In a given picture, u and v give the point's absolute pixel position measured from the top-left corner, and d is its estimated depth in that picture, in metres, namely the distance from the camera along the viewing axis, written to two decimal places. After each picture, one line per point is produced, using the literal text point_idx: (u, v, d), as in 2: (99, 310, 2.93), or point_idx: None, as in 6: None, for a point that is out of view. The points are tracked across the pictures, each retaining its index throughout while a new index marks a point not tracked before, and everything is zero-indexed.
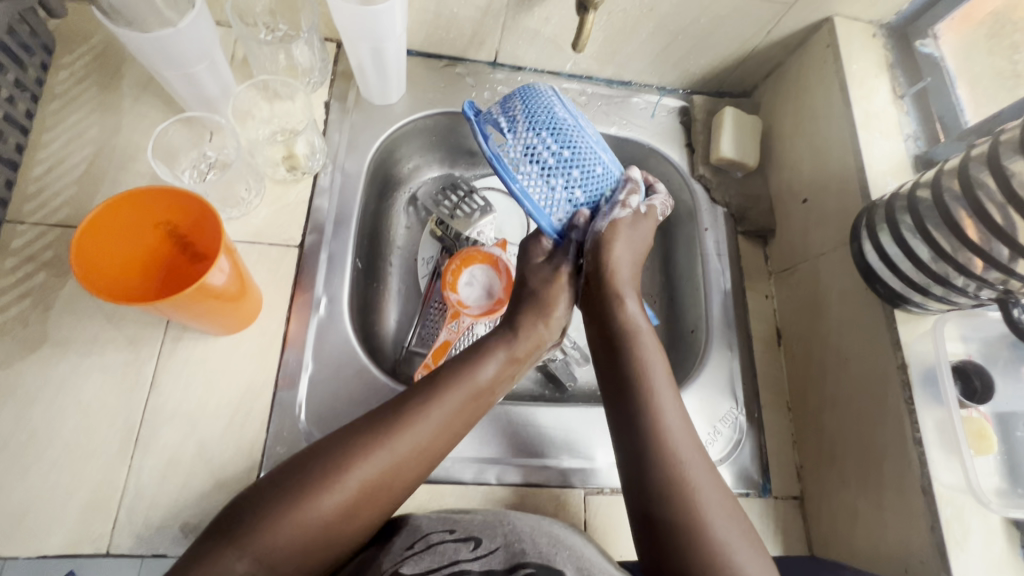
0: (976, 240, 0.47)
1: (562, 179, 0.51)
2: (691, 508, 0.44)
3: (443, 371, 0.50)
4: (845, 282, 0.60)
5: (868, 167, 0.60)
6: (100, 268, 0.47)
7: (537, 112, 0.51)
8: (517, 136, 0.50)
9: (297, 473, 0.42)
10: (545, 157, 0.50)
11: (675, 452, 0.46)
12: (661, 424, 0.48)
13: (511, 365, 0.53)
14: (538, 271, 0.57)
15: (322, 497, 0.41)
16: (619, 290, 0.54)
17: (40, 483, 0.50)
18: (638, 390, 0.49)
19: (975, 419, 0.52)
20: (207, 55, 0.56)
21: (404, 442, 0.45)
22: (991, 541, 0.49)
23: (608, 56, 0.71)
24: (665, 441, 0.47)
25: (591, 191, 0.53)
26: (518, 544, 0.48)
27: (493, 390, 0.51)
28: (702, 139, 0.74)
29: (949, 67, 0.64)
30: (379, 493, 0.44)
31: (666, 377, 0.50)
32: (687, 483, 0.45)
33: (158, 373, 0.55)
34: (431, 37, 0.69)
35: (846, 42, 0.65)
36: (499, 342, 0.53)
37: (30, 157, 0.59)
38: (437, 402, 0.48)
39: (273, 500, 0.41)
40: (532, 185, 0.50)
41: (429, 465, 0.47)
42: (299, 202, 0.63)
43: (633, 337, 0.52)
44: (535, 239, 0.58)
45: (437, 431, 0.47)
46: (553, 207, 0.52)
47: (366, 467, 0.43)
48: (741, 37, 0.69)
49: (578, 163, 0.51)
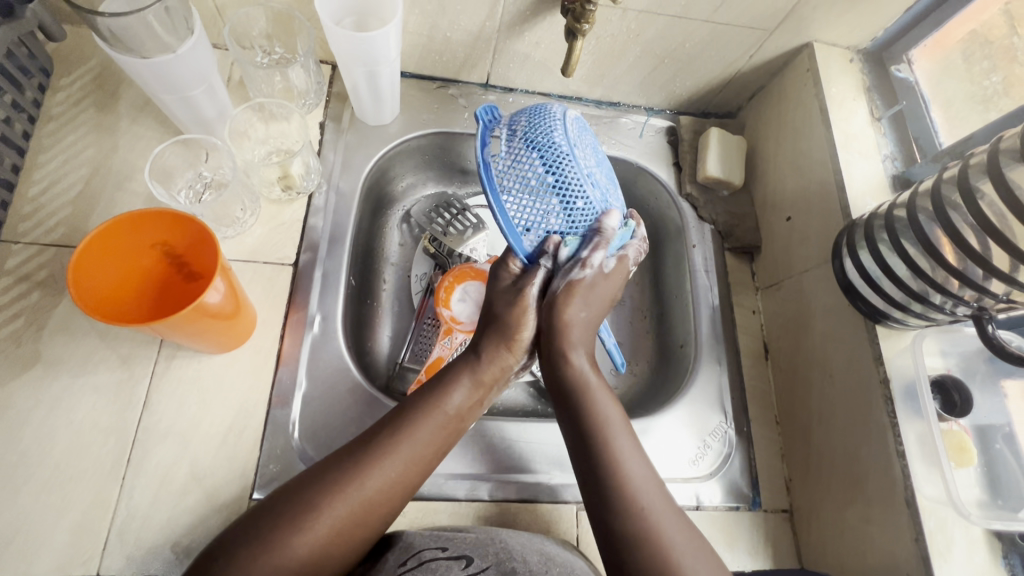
0: (951, 261, 0.49)
1: (541, 201, 0.49)
2: (658, 559, 0.44)
3: (408, 406, 0.50)
4: (828, 299, 0.62)
5: (848, 186, 0.62)
6: (95, 289, 0.47)
7: (537, 132, 0.50)
8: (512, 150, 0.50)
9: (268, 516, 0.43)
10: (529, 176, 0.49)
11: (639, 507, 0.46)
12: (624, 479, 0.48)
13: (478, 391, 0.52)
14: (504, 296, 0.54)
15: (293, 540, 0.42)
16: (567, 347, 0.52)
17: (30, 505, 0.50)
18: (595, 442, 0.49)
19: (955, 432, 0.53)
20: (205, 78, 0.57)
21: (376, 478, 0.46)
22: (973, 552, 0.50)
23: (597, 78, 0.73)
24: (622, 485, 0.47)
25: (571, 223, 0.51)
26: (509, 562, 0.48)
27: (464, 417, 0.52)
28: (688, 159, 0.76)
29: (922, 92, 0.67)
30: (350, 533, 0.44)
31: (624, 433, 0.50)
32: (650, 522, 0.46)
33: (151, 392, 0.55)
34: (425, 59, 0.71)
35: (825, 67, 0.68)
36: (464, 368, 0.53)
37: (26, 177, 0.60)
38: (405, 438, 0.48)
39: (248, 542, 0.42)
40: (508, 199, 0.49)
41: (401, 497, 0.47)
42: (293, 221, 0.64)
43: (586, 390, 0.52)
44: (502, 263, 0.54)
45: (406, 464, 0.47)
46: (526, 228, 0.50)
47: (337, 509, 0.44)
48: (724, 61, 0.71)
49: (562, 190, 0.49)
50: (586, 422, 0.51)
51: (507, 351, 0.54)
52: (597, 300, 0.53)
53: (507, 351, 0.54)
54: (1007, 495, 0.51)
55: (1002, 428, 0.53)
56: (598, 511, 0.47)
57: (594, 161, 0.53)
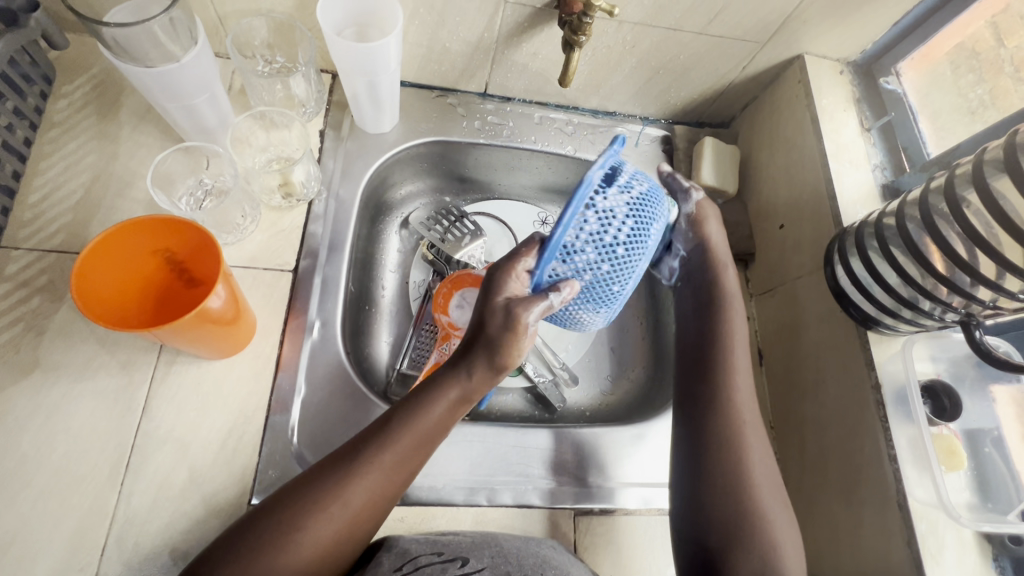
0: (940, 269, 0.50)
1: (593, 257, 0.50)
2: (739, 438, 0.52)
3: (393, 418, 0.48)
4: (821, 305, 0.63)
5: (839, 196, 0.63)
6: (97, 295, 0.48)
7: (642, 209, 0.51)
8: (608, 198, 0.49)
9: (252, 534, 0.43)
10: (605, 234, 0.49)
11: (738, 395, 0.55)
12: (732, 372, 0.56)
13: (460, 406, 0.50)
14: (495, 313, 0.48)
15: (276, 559, 0.42)
16: (719, 261, 0.63)
17: (28, 511, 0.50)
18: (719, 340, 0.58)
19: (945, 436, 0.54)
20: (208, 87, 0.58)
21: (356, 496, 0.44)
22: (964, 554, 0.51)
23: (594, 88, 0.75)
24: (732, 375, 0.56)
25: (588, 289, 0.52)
26: (504, 565, 0.49)
27: (447, 425, 0.49)
28: (684, 167, 0.78)
29: (910, 103, 0.69)
30: (333, 549, 0.44)
31: (744, 341, 0.59)
32: (745, 430, 0.53)
33: (150, 398, 0.55)
34: (424, 69, 0.72)
35: (816, 79, 0.69)
36: (450, 379, 0.49)
37: (27, 184, 0.60)
38: (386, 451, 0.46)
39: (235, 559, 0.42)
40: (577, 233, 0.49)
41: (383, 509, 0.46)
42: (293, 227, 0.64)
43: (725, 309, 0.60)
44: (504, 270, 0.49)
45: (386, 478, 0.46)
46: (564, 258, 0.50)
47: (319, 528, 0.43)
48: (718, 72, 0.73)
49: (615, 265, 0.51)
50: (712, 344, 0.58)
51: (496, 372, 0.49)
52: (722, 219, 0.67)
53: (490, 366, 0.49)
54: (997, 498, 0.52)
55: (991, 432, 0.54)
56: (698, 420, 0.54)
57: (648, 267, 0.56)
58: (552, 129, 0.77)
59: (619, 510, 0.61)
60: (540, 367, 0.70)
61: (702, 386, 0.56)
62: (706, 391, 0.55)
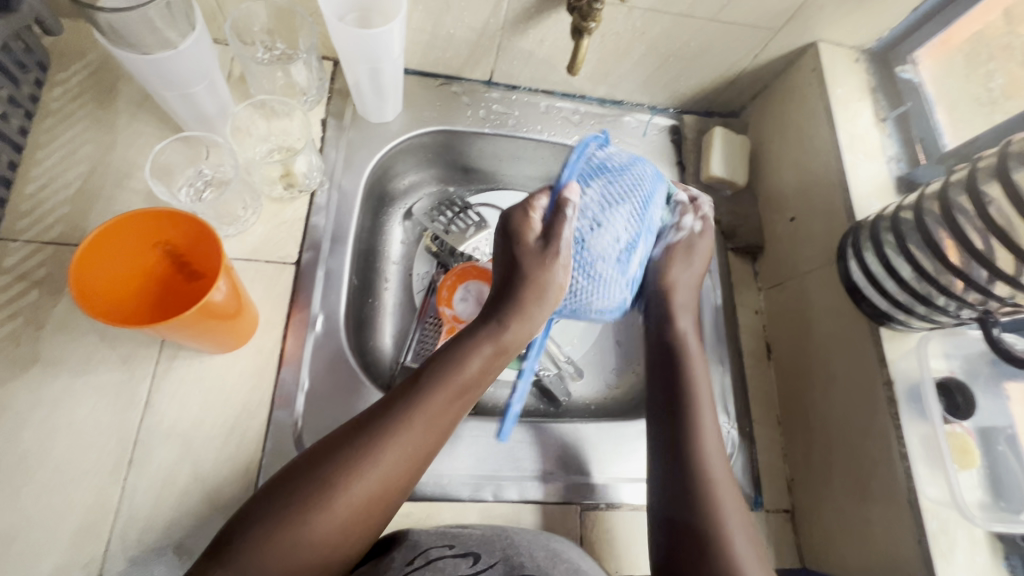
0: (956, 263, 0.49)
1: (592, 219, 0.51)
2: (715, 532, 0.45)
3: (425, 373, 0.48)
4: (832, 300, 0.62)
5: (853, 187, 0.62)
6: (96, 290, 0.46)
7: (627, 175, 0.53)
8: (603, 155, 0.54)
9: (282, 495, 0.42)
10: (592, 201, 0.51)
11: (706, 468, 0.48)
12: (700, 446, 0.49)
13: (495, 359, 0.50)
14: (534, 256, 0.50)
15: (315, 515, 0.41)
16: (672, 308, 0.56)
17: (31, 506, 0.50)
18: (679, 404, 0.51)
19: (959, 434, 0.53)
20: (206, 74, 0.56)
21: (390, 456, 0.44)
22: (975, 553, 0.50)
23: (602, 76, 0.73)
24: (701, 451, 0.49)
25: (592, 257, 0.52)
26: (518, 557, 0.49)
27: (482, 380, 0.49)
28: (692, 159, 0.76)
29: (928, 93, 0.67)
30: (372, 509, 0.43)
31: (708, 402, 0.52)
32: (723, 519, 0.46)
33: (152, 392, 0.55)
34: (427, 56, 0.70)
35: (831, 67, 0.67)
36: (484, 333, 0.50)
37: (24, 174, 0.59)
38: (422, 407, 0.46)
39: (268, 518, 0.41)
40: (590, 190, 0.52)
41: (416, 470, 0.45)
42: (295, 219, 0.63)
43: (689, 358, 0.54)
44: (524, 208, 0.51)
45: (421, 435, 0.45)
46: (585, 184, 0.52)
47: (357, 486, 0.42)
48: (730, 60, 0.71)
49: (607, 248, 0.52)
50: (676, 393, 0.52)
51: (528, 323, 0.51)
52: (683, 282, 0.58)
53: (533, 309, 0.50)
54: (1009, 496, 0.52)
55: (1005, 430, 0.53)
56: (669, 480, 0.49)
57: (644, 250, 0.55)
58: (558, 119, 0.76)
59: (625, 506, 0.60)
60: (544, 361, 0.69)
61: (670, 435, 0.51)
62: (673, 461, 0.49)
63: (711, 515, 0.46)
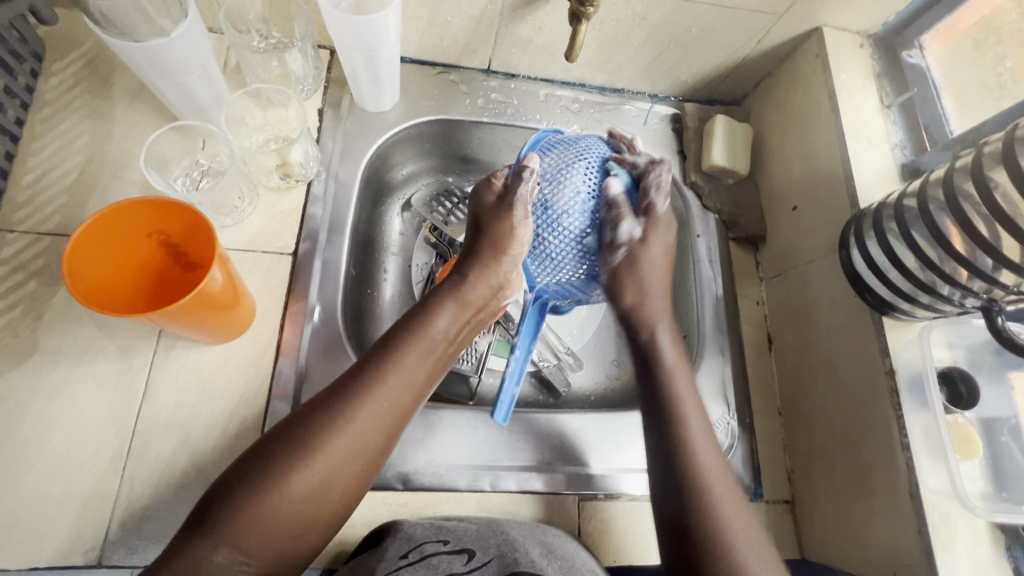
0: (961, 251, 0.48)
1: (549, 187, 0.54)
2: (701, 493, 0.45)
3: (398, 332, 0.49)
4: (834, 290, 0.61)
5: (856, 175, 0.61)
6: (92, 281, 0.46)
7: (585, 149, 0.55)
8: (566, 134, 0.57)
9: (262, 461, 0.41)
10: (548, 171, 0.54)
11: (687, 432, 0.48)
12: (679, 409, 0.50)
13: (465, 313, 0.53)
14: (491, 218, 0.54)
15: (294, 477, 0.41)
16: (641, 279, 0.54)
17: (31, 494, 0.50)
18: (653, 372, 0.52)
19: (961, 424, 0.52)
20: (201, 63, 0.55)
21: (368, 413, 0.44)
22: (977, 544, 0.50)
23: (602, 63, 0.72)
24: (681, 413, 0.49)
25: (551, 223, 0.54)
26: (512, 555, 0.48)
27: (453, 339, 0.52)
28: (693, 147, 0.75)
29: (934, 78, 0.66)
30: (352, 467, 0.43)
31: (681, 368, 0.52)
32: (705, 480, 0.46)
33: (150, 382, 0.55)
34: (425, 44, 0.70)
35: (835, 52, 0.66)
36: (448, 293, 0.53)
37: (20, 165, 0.59)
38: (395, 365, 0.47)
39: (246, 486, 0.40)
40: (547, 161, 0.55)
41: (393, 429, 0.46)
42: (292, 209, 0.63)
43: (667, 371, 0.51)
44: (486, 182, 0.56)
45: (397, 392, 0.46)
46: (544, 156, 0.55)
47: (335, 441, 0.43)
48: (732, 46, 0.69)
49: (563, 215, 0.54)
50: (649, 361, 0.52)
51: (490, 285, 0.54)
52: (657, 257, 0.55)
53: (495, 267, 0.54)
54: (1012, 487, 0.51)
55: (1008, 420, 0.53)
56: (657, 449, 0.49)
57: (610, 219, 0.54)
58: (557, 107, 0.75)
59: (624, 496, 0.60)
60: (544, 351, 0.69)
61: (652, 401, 0.51)
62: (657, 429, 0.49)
63: (695, 476, 0.46)
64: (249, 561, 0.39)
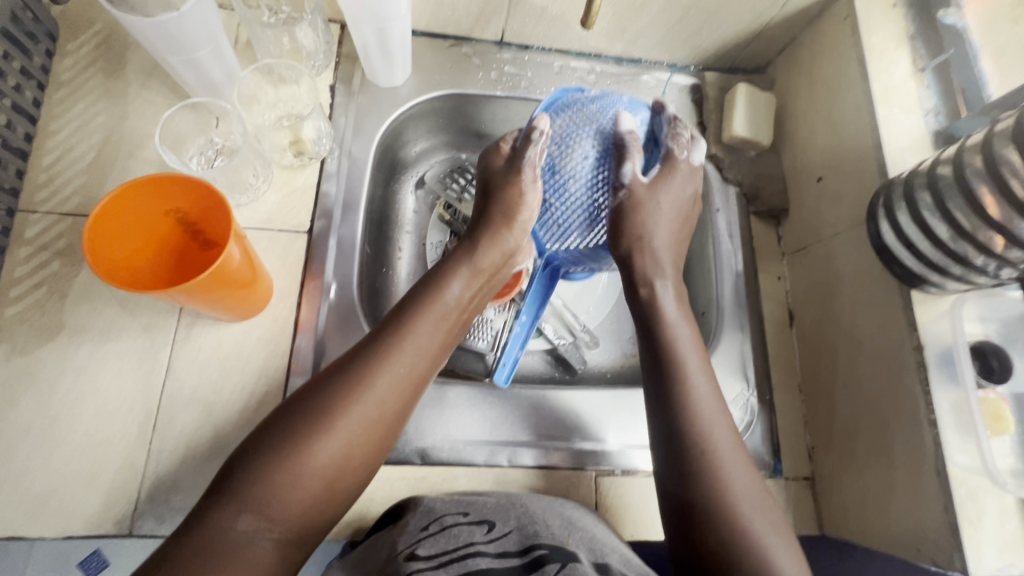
0: (998, 219, 0.46)
1: (558, 151, 0.57)
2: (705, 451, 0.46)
3: (409, 301, 0.50)
4: (859, 263, 0.59)
5: (886, 143, 0.58)
6: (113, 259, 0.47)
7: (597, 112, 0.56)
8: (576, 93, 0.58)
9: (281, 430, 0.42)
10: (559, 133, 0.57)
11: (689, 389, 0.49)
12: (682, 364, 0.50)
13: (478, 278, 0.54)
14: (502, 180, 0.56)
15: (315, 442, 0.41)
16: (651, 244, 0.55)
17: (63, 467, 0.52)
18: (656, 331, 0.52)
19: (992, 399, 0.51)
20: (211, 38, 0.55)
21: (386, 381, 0.45)
22: (1005, 521, 0.49)
23: (618, 32, 0.70)
24: (685, 369, 0.50)
25: (557, 186, 0.58)
26: (531, 527, 0.48)
27: (467, 306, 0.52)
28: (713, 118, 0.73)
29: (972, 40, 0.61)
30: (372, 433, 0.44)
31: (685, 326, 0.53)
32: (711, 439, 0.47)
33: (172, 359, 0.56)
34: (436, 17, 0.68)
35: (866, 13, 0.63)
36: (461, 259, 0.54)
37: (40, 146, 0.59)
38: (410, 334, 0.47)
39: (266, 456, 0.41)
40: (558, 123, 0.57)
41: (410, 398, 0.46)
42: (306, 187, 0.63)
43: (669, 328, 0.52)
44: (494, 146, 0.58)
45: (413, 359, 0.47)
46: (557, 117, 0.57)
47: (355, 406, 0.43)
48: (755, 11, 0.66)
49: (570, 178, 0.57)
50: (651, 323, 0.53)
51: (501, 248, 0.55)
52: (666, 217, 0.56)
53: (507, 233, 0.56)
54: None
55: None
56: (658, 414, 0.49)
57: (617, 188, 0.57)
58: (572, 79, 0.73)
59: (641, 472, 0.60)
60: (561, 330, 0.69)
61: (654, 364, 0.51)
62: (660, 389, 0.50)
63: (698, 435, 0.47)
64: (274, 530, 0.39)
